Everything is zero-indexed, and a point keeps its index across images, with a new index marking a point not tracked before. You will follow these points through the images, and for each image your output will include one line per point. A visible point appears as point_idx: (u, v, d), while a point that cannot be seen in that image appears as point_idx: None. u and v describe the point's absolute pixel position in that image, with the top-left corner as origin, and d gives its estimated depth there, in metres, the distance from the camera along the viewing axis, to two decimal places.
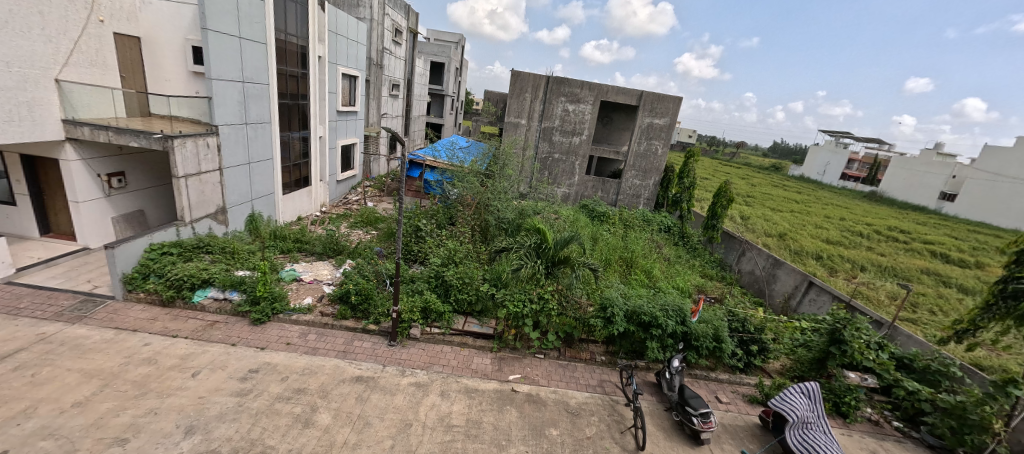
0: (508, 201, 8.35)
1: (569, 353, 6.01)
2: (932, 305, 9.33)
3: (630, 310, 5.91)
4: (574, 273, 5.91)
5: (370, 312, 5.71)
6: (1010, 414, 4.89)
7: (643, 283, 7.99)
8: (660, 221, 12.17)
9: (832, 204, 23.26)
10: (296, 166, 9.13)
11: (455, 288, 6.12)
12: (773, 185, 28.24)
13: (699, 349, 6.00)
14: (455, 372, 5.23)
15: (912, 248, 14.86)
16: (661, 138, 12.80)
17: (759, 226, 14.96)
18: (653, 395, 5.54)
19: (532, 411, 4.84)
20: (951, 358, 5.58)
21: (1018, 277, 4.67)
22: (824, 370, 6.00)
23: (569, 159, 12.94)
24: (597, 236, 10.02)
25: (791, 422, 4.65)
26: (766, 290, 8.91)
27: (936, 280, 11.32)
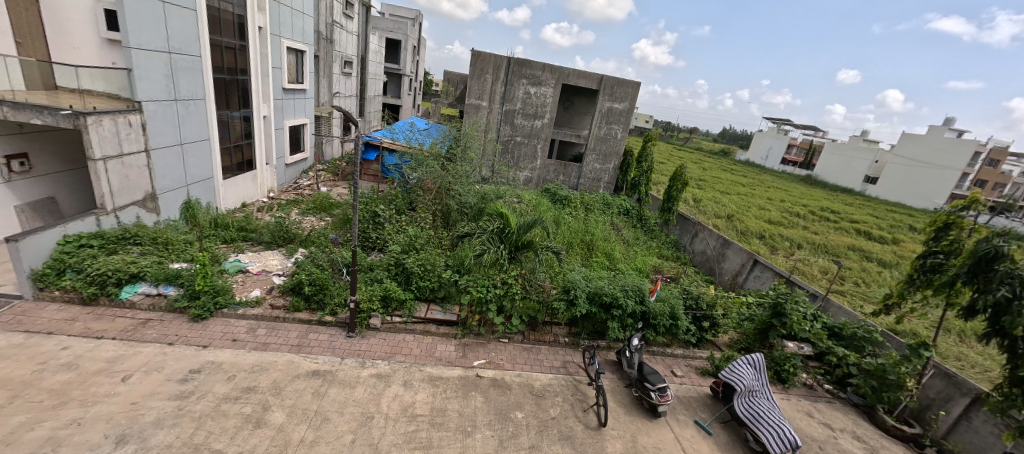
0: (470, 185, 8.21)
1: (533, 336, 6.07)
2: (858, 277, 10.27)
3: (592, 291, 6.04)
4: (537, 257, 5.96)
5: (326, 303, 5.48)
6: (920, 374, 5.46)
7: (603, 265, 8.16)
8: (619, 204, 12.49)
9: (774, 186, 24.83)
10: (238, 148, 8.46)
11: (416, 275, 5.98)
12: (723, 169, 29.71)
13: (657, 327, 6.23)
14: (418, 361, 5.14)
15: (842, 226, 16.19)
16: (620, 122, 13.00)
17: (710, 208, 15.73)
18: (614, 373, 5.72)
19: (497, 395, 4.85)
20: (875, 325, 6.12)
21: (935, 252, 5.24)
22: (767, 341, 6.47)
23: (531, 142, 12.87)
24: (559, 219, 10.09)
25: (739, 391, 4.96)
26: (716, 268, 9.40)
27: (860, 255, 12.46)
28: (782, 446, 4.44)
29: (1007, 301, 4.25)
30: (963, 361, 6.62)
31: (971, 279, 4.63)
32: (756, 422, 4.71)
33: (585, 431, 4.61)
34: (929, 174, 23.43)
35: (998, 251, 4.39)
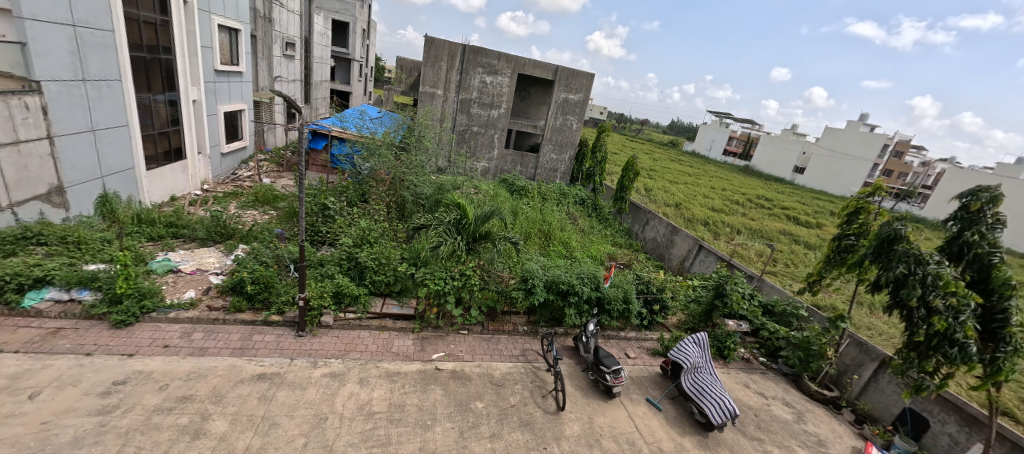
0: (426, 175, 8.03)
1: (493, 326, 6.10)
2: (788, 259, 11.22)
3: (550, 280, 6.13)
4: (494, 247, 5.90)
5: (272, 302, 5.16)
6: (836, 343, 6.09)
7: (560, 254, 8.31)
8: (575, 194, 12.74)
9: (717, 176, 26.40)
10: (163, 135, 7.70)
11: (371, 270, 5.79)
12: (671, 160, 31.14)
13: (611, 312, 6.47)
14: (374, 357, 5.00)
15: (775, 212, 17.55)
16: (575, 113, 13.21)
17: (659, 197, 16.46)
18: (571, 358, 5.88)
19: (457, 387, 4.83)
20: (801, 301, 6.72)
21: (848, 234, 5.81)
22: (710, 320, 6.95)
23: (487, 132, 12.75)
24: (517, 210, 10.13)
25: (685, 368, 5.27)
26: (665, 254, 9.87)
27: (790, 239, 13.60)
28: (724, 416, 4.82)
29: (903, 277, 4.79)
30: (873, 331, 7.46)
31: (878, 258, 5.19)
32: (700, 396, 5.04)
33: (545, 416, 4.71)
34: (847, 164, 26.10)
35: (898, 233, 4.96)
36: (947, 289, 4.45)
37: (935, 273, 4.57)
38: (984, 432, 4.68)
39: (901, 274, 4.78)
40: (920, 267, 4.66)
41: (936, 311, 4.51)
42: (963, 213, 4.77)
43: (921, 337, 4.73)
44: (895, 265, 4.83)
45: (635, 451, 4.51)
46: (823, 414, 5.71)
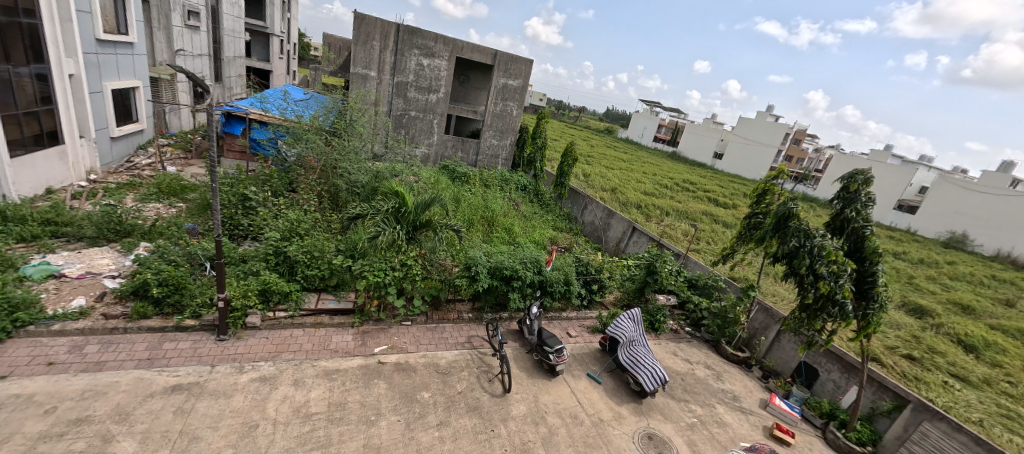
0: (361, 162, 7.61)
1: (437, 315, 6.04)
2: (708, 237, 12.29)
3: (493, 266, 6.15)
4: (436, 236, 5.78)
5: (185, 305, 4.65)
6: (748, 310, 6.81)
7: (503, 241, 8.36)
8: (517, 180, 12.83)
9: (649, 162, 27.98)
10: (32, 116, 6.51)
11: (303, 264, 5.41)
12: (607, 146, 32.44)
13: (553, 294, 6.66)
14: (310, 356, 4.72)
15: (698, 195, 19.05)
16: (515, 99, 13.20)
17: (597, 182, 17.12)
18: (516, 342, 5.99)
19: (401, 379, 4.72)
20: (720, 274, 7.40)
21: (756, 213, 6.46)
22: (643, 296, 7.44)
23: (426, 118, 12.32)
24: (459, 197, 9.99)
25: (621, 343, 5.59)
26: (603, 236, 10.33)
27: (711, 219, 14.88)
28: (655, 383, 5.20)
29: (798, 250, 5.47)
30: (778, 298, 8.44)
31: (779, 234, 5.86)
32: (634, 367, 5.37)
33: (491, 399, 4.77)
34: (757, 151, 29.06)
35: (791, 211, 5.71)
36: (829, 258, 5.11)
37: (819, 245, 5.24)
38: (858, 376, 5.47)
39: (796, 247, 5.47)
40: (809, 241, 5.35)
41: (822, 277, 5.18)
42: (843, 193, 5.52)
43: (811, 300, 5.41)
44: (791, 239, 5.51)
45: (578, 424, 4.73)
46: (738, 373, 6.39)
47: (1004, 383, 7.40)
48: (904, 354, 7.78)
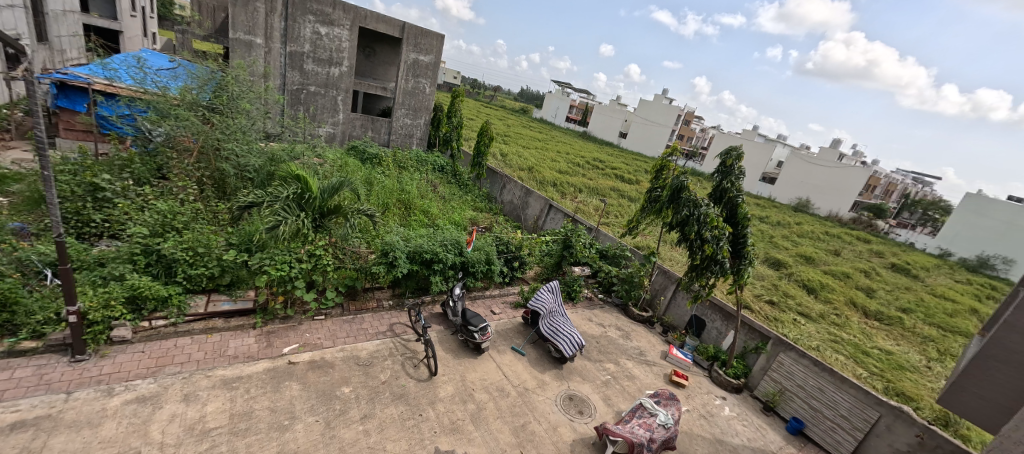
0: (250, 143, 6.73)
1: (354, 306, 5.69)
2: (616, 211, 13.25)
3: (413, 251, 5.93)
4: (347, 222, 5.42)
5: (20, 324, 3.77)
6: (650, 274, 7.54)
7: (422, 224, 8.08)
8: (434, 161, 12.44)
9: (562, 141, 29.02)
10: None
11: (184, 263, 4.67)
12: (522, 125, 32.87)
13: (476, 274, 6.67)
14: (203, 366, 4.16)
15: (607, 172, 20.36)
16: (427, 76, 12.62)
17: (514, 161, 17.36)
18: (440, 325, 5.92)
19: (317, 377, 4.39)
20: (626, 244, 8.05)
21: (655, 187, 7.07)
22: (561, 269, 7.83)
23: (329, 93, 11.22)
24: (371, 180, 9.39)
25: (542, 315, 5.80)
26: (521, 215, 10.56)
27: (618, 194, 16.05)
28: (573, 348, 5.54)
29: (689, 219, 6.13)
30: (674, 262, 9.47)
31: (673, 205, 6.50)
32: (554, 337, 5.64)
33: (417, 385, 4.68)
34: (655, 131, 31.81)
35: (683, 184, 6.36)
36: (711, 223, 5.82)
37: (704, 213, 5.93)
38: (734, 322, 6.38)
39: (687, 215, 6.15)
40: (697, 210, 6.02)
41: (706, 241, 5.92)
42: (721, 167, 6.28)
43: (697, 260, 6.17)
44: (683, 209, 6.18)
45: (504, 396, 4.86)
46: (643, 331, 7.07)
47: (834, 315, 9.29)
48: (768, 300, 9.31)
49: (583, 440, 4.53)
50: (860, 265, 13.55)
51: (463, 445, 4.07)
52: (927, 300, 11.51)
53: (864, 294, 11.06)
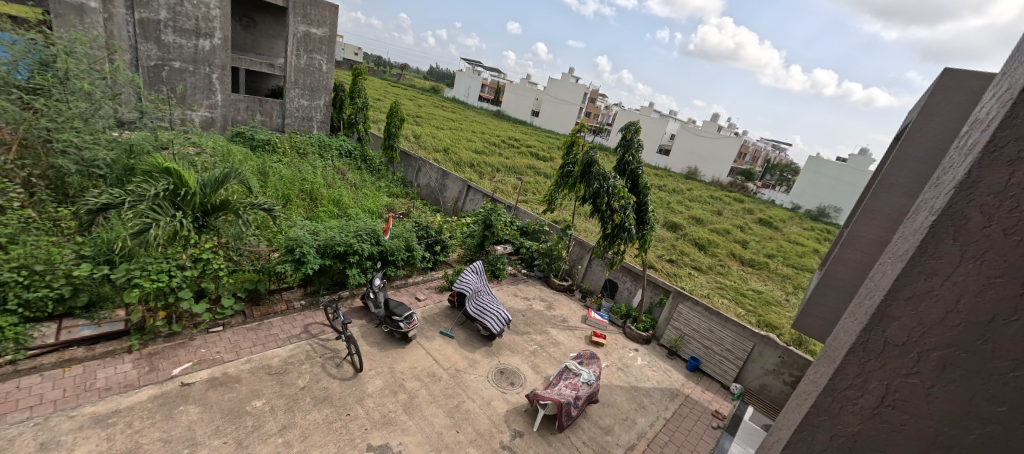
0: (98, 134, 5.56)
1: (259, 311, 5.10)
2: (533, 187, 13.61)
3: (323, 244, 5.46)
4: (239, 219, 4.75)
5: None
6: (568, 246, 7.90)
7: (331, 214, 7.45)
8: (339, 145, 11.50)
9: (476, 121, 28.73)
10: None
11: (16, 286, 3.67)
12: (435, 106, 31.83)
13: (396, 262, 6.37)
14: (63, 406, 3.44)
15: (522, 150, 20.73)
16: (322, 52, 11.40)
17: (429, 143, 16.81)
18: (362, 319, 5.59)
19: (221, 395, 3.89)
20: (544, 220, 8.33)
21: (568, 163, 7.33)
22: (484, 249, 7.83)
23: (199, 71, 9.63)
24: (265, 170, 8.38)
25: (468, 295, 5.75)
26: (440, 197, 10.31)
27: (534, 171, 16.45)
28: (501, 324, 5.63)
29: (599, 191, 6.47)
30: (588, 232, 10.05)
31: (585, 179, 6.80)
32: (482, 316, 5.65)
33: (342, 384, 4.39)
34: (565, 109, 32.98)
35: (592, 158, 6.66)
36: (618, 194, 6.23)
37: (611, 185, 6.31)
38: (641, 282, 6.98)
39: (597, 188, 6.48)
40: (606, 182, 6.37)
41: (615, 211, 6.34)
42: (623, 141, 6.68)
43: (608, 229, 6.58)
44: (594, 182, 6.50)
45: (436, 381, 4.79)
46: (565, 299, 7.44)
47: (719, 266, 10.69)
48: (668, 259, 10.38)
49: (516, 409, 4.67)
50: (737, 221, 15.74)
51: (398, 436, 3.95)
52: (786, 246, 13.80)
53: (741, 246, 12.89)
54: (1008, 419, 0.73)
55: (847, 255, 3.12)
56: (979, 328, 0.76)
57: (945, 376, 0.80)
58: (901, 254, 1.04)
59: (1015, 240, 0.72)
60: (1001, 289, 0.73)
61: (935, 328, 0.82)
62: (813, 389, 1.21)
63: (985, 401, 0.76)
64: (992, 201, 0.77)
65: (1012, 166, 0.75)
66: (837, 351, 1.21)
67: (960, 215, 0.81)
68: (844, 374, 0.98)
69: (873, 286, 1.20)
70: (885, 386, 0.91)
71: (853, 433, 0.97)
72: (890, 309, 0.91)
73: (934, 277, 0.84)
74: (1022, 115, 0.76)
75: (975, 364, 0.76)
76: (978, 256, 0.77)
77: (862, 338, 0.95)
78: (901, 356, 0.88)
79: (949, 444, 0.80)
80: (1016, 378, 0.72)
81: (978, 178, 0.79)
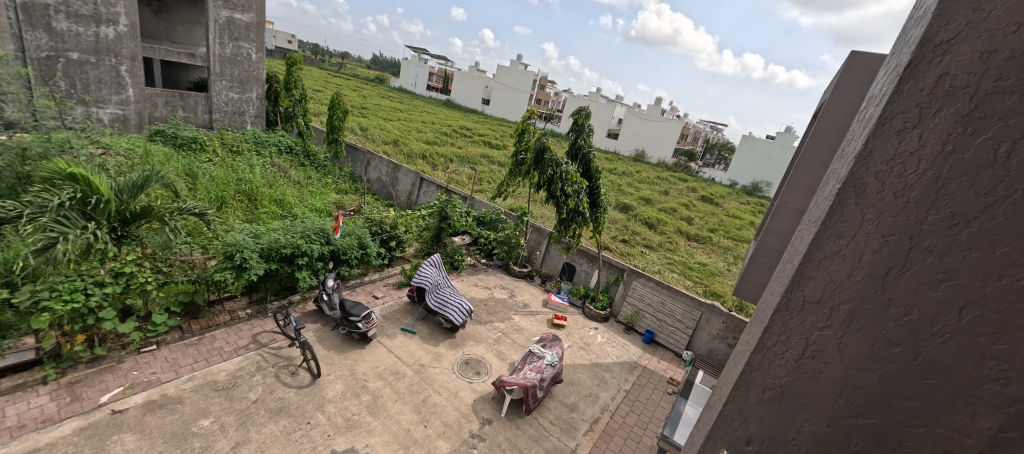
0: None
1: (199, 325, 4.67)
2: (487, 177, 13.50)
3: (266, 248, 5.11)
4: (166, 227, 4.32)
5: None
6: (525, 233, 7.94)
7: (274, 215, 6.97)
8: (277, 141, 10.73)
9: (426, 111, 27.92)
10: None
11: None
12: (381, 96, 30.55)
13: (349, 261, 6.10)
14: None
15: (474, 139, 20.44)
16: (250, 39, 10.52)
17: (377, 135, 16.13)
18: (317, 322, 5.32)
19: (161, 419, 3.55)
20: (500, 209, 8.30)
21: (520, 151, 7.33)
22: (441, 242, 7.68)
23: (103, 62, 8.53)
24: (191, 170, 7.62)
25: (428, 289, 5.63)
26: (392, 191, 9.97)
27: (487, 160, 16.30)
28: (463, 316, 5.57)
29: (552, 177, 6.52)
30: (544, 219, 10.17)
31: (538, 166, 6.81)
32: (444, 309, 5.56)
33: (299, 392, 4.17)
34: (515, 96, 32.85)
35: (544, 145, 6.67)
36: (571, 179, 6.31)
37: (564, 170, 6.38)
38: (597, 263, 7.19)
39: (551, 175, 6.50)
40: (558, 168, 6.43)
41: (569, 196, 6.43)
42: (573, 126, 6.76)
43: (563, 214, 6.67)
44: (547, 169, 6.52)
45: (400, 378, 4.67)
46: (525, 285, 7.50)
47: (668, 243, 11.22)
48: (621, 240, 10.74)
49: (484, 397, 4.67)
50: (683, 200, 16.56)
51: (363, 438, 3.82)
52: (727, 221, 14.72)
53: (687, 223, 13.58)
54: (901, 357, 0.96)
55: (777, 226, 3.30)
56: (877, 280, 0.98)
57: (853, 325, 1.03)
58: (813, 220, 1.24)
59: (903, 202, 0.95)
60: (893, 246, 0.95)
61: (845, 284, 1.03)
62: (746, 348, 1.35)
63: (883, 344, 0.98)
64: (884, 169, 0.98)
65: (900, 138, 0.96)
66: (761, 313, 1.38)
67: (860, 181, 1.01)
68: (773, 332, 1.17)
69: (790, 253, 1.40)
70: (805, 340, 1.12)
71: (781, 384, 1.15)
72: (808, 270, 1.10)
73: (841, 239, 1.04)
74: (904, 91, 0.94)
75: (876, 313, 0.99)
76: (876, 219, 0.98)
77: (786, 298, 1.14)
78: (817, 312, 1.09)
79: (858, 384, 1.02)
80: (906, 320, 0.95)
81: (875, 148, 0.99)
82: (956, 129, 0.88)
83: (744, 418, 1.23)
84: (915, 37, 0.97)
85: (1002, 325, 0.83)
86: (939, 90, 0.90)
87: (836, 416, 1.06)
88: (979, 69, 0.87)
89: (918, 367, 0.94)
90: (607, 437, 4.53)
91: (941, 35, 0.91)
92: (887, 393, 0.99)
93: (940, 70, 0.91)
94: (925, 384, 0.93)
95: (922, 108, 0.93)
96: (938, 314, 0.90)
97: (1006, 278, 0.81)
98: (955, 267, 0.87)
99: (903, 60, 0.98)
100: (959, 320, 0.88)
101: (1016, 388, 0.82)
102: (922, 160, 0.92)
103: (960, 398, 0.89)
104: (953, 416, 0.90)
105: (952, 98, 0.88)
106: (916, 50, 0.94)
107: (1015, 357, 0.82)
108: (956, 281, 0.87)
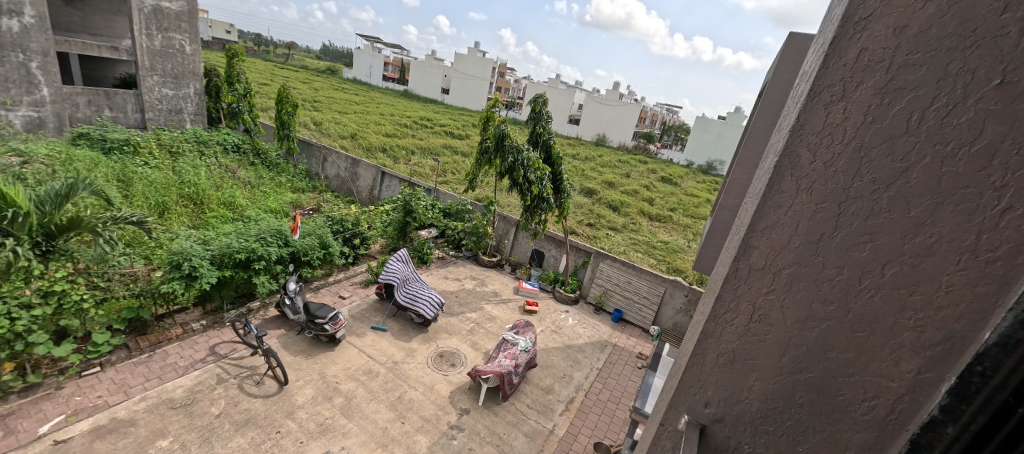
0: None
1: (147, 341, 4.33)
2: (451, 167, 13.30)
3: (217, 254, 4.80)
4: (101, 237, 3.98)
5: None
6: (492, 222, 7.89)
7: (224, 219, 6.56)
8: (223, 140, 10.00)
9: (384, 102, 26.98)
10: None
11: None
12: (334, 88, 29.17)
13: (311, 263, 5.83)
14: None
15: (436, 130, 19.99)
16: (182, 29, 9.70)
17: (332, 129, 15.44)
18: (281, 328, 5.10)
19: (113, 444, 3.31)
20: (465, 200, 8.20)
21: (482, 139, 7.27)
22: (406, 236, 7.51)
23: (9, 58, 7.59)
24: (125, 176, 7.00)
25: (397, 285, 5.49)
26: (353, 187, 9.62)
27: (451, 151, 16.02)
28: (434, 309, 5.50)
29: (514, 164, 6.51)
30: (511, 207, 10.16)
31: (499, 153, 6.76)
32: (415, 304, 5.46)
33: (266, 401, 3.99)
34: (475, 84, 32.33)
35: (504, 132, 6.62)
36: (533, 165, 6.35)
37: (525, 157, 6.39)
38: (565, 247, 7.28)
39: (512, 162, 6.46)
40: (519, 155, 6.43)
41: (532, 182, 6.42)
42: (532, 113, 6.77)
43: (528, 201, 6.66)
44: (508, 156, 6.46)
45: (374, 376, 4.58)
46: (496, 275, 7.50)
47: (632, 224, 11.53)
48: (587, 224, 10.94)
49: (460, 388, 4.66)
50: (644, 182, 17.06)
51: (338, 441, 3.72)
52: (686, 200, 15.29)
53: (648, 204, 13.98)
54: (835, 314, 1.03)
55: (728, 201, 3.39)
56: (813, 245, 1.05)
57: (793, 288, 1.09)
58: (755, 192, 1.29)
59: (831, 171, 1.01)
60: (825, 212, 1.02)
61: (784, 251, 1.09)
62: (701, 318, 1.41)
63: (819, 305, 1.05)
64: (815, 141, 1.04)
65: (827, 111, 1.02)
66: (715, 281, 1.42)
67: (794, 153, 1.07)
68: (724, 301, 1.21)
69: (736, 224, 1.45)
70: (752, 306, 1.17)
71: (732, 349, 1.21)
72: (752, 240, 1.15)
73: (779, 209, 1.10)
74: (831, 66, 1.00)
75: (813, 275, 1.05)
76: (809, 187, 1.05)
77: (733, 268, 1.18)
78: (761, 278, 1.14)
79: (799, 343, 1.09)
80: (837, 279, 1.02)
81: (806, 121, 1.04)
82: (874, 100, 0.95)
83: (701, 383, 1.28)
84: (838, 14, 1.02)
85: (916, 277, 0.92)
86: (859, 65, 0.97)
87: (782, 373, 1.13)
88: (893, 44, 0.93)
89: (849, 322, 1.01)
90: (583, 415, 4.66)
91: (859, 13, 0.96)
92: (826, 349, 1.05)
93: (859, 46, 0.97)
94: (856, 337, 1.01)
95: (845, 82, 0.99)
96: (865, 273, 0.98)
97: (921, 235, 0.90)
98: (877, 228, 0.95)
99: (827, 37, 1.04)
100: (882, 275, 0.96)
101: (931, 334, 0.91)
102: (848, 130, 0.99)
103: (886, 346, 0.97)
104: (880, 363, 0.98)
105: (872, 72, 0.95)
106: (838, 26, 0.99)
107: (929, 307, 0.91)
108: (879, 241, 0.96)
